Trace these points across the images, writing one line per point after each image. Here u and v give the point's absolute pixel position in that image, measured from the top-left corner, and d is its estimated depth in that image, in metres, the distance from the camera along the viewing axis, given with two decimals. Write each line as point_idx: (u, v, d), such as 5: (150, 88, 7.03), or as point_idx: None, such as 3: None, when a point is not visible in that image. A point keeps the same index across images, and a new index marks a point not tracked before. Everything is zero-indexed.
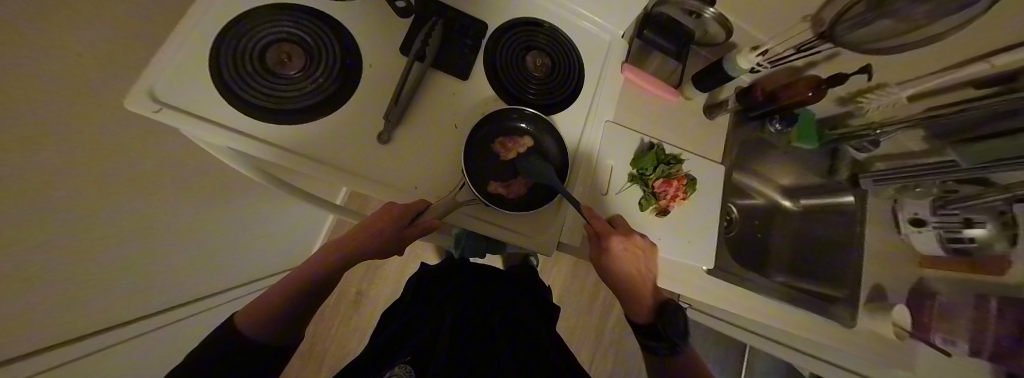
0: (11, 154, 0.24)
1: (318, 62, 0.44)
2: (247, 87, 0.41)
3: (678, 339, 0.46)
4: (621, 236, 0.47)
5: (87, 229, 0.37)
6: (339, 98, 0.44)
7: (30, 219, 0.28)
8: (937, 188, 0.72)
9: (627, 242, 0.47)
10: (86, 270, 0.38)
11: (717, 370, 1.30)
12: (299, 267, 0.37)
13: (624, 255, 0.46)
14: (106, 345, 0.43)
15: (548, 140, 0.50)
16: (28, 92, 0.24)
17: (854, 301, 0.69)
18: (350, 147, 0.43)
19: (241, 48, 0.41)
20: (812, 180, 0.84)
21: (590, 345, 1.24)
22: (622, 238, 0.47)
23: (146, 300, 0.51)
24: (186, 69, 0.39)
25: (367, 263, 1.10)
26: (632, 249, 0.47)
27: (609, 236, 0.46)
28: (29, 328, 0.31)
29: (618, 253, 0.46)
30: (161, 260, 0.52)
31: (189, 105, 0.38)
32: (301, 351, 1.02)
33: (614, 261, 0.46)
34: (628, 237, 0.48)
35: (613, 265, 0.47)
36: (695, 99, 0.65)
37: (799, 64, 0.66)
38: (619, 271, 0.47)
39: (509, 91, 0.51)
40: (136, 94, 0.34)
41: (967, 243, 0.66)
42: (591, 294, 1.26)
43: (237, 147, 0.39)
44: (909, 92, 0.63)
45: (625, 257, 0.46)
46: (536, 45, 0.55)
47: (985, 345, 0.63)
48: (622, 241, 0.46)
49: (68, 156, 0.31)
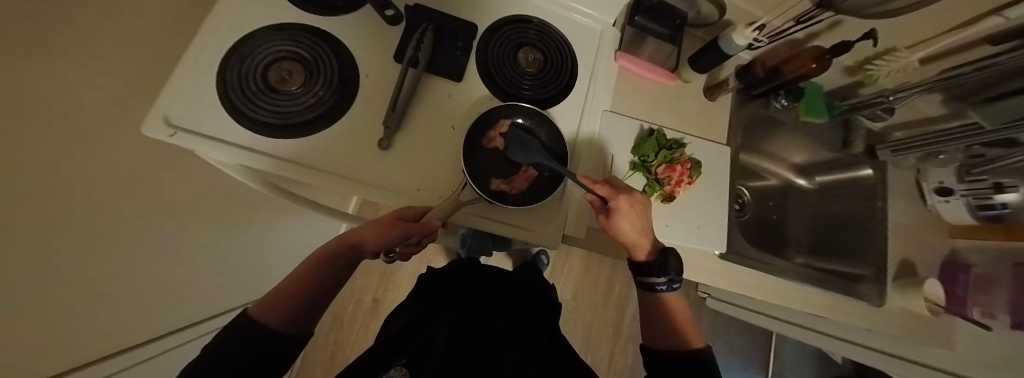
0: (23, 186, 0.26)
1: (316, 76, 0.46)
2: (251, 104, 0.43)
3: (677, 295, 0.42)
4: (627, 195, 0.42)
5: (109, 251, 0.39)
6: (339, 108, 0.46)
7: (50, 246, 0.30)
8: (962, 154, 0.68)
9: (634, 200, 0.42)
10: (109, 292, 0.40)
11: (742, 361, 1.26)
12: (305, 267, 0.36)
13: (630, 214, 0.42)
14: (142, 359, 0.46)
15: (544, 133, 0.50)
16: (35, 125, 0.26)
17: (881, 278, 0.67)
18: (351, 155, 0.45)
19: (244, 68, 0.44)
20: (827, 155, 0.81)
21: (608, 340, 1.22)
22: (627, 196, 0.42)
23: (174, 316, 0.54)
24: (193, 94, 0.41)
25: (381, 270, 1.12)
26: (638, 208, 0.42)
27: (615, 195, 0.41)
28: (61, 348, 0.33)
29: (622, 212, 0.41)
30: (179, 278, 0.54)
31: (199, 125, 0.40)
32: (324, 359, 1.05)
33: (618, 221, 0.41)
34: (634, 194, 0.43)
35: (617, 226, 0.42)
36: (693, 82, 0.64)
37: (800, 36, 0.64)
38: (623, 232, 0.42)
39: (503, 89, 0.52)
40: (151, 120, 0.37)
41: (998, 210, 0.63)
42: (606, 288, 1.25)
43: (247, 163, 0.41)
44: (921, 55, 0.60)
45: (630, 213, 0.42)
46: (527, 41, 0.56)
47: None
48: (628, 201, 0.41)
49: (81, 183, 0.33)
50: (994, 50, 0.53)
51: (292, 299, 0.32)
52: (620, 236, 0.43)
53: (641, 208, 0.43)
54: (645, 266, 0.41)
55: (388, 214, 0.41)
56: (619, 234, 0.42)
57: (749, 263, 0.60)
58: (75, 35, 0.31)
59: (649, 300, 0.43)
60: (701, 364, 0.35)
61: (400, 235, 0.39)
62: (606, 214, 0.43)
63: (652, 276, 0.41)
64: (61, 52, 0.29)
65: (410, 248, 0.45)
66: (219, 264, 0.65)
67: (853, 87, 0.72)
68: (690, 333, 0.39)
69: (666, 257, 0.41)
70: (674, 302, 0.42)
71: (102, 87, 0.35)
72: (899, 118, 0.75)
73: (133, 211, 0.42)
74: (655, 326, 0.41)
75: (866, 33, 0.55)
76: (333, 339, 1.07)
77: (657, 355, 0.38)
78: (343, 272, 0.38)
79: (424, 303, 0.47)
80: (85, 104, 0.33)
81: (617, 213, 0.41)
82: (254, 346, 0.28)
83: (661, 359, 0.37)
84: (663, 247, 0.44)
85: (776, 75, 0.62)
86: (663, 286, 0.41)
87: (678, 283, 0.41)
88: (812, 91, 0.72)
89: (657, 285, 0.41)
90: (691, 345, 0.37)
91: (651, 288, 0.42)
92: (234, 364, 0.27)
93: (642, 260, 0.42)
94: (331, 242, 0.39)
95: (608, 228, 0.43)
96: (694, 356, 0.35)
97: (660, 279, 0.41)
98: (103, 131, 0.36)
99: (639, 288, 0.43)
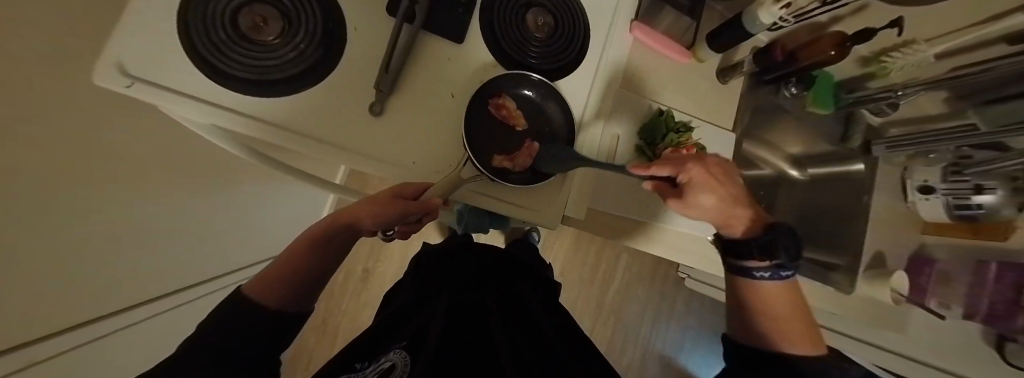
0: (18, 141, 0.23)
1: (297, 25, 0.40)
2: (220, 56, 0.37)
3: (788, 286, 0.29)
4: (696, 160, 0.32)
5: (94, 212, 0.37)
6: (325, 66, 0.41)
7: (40, 206, 0.28)
8: (951, 155, 0.70)
9: (705, 162, 0.32)
10: (96, 254, 0.38)
11: (712, 336, 1.36)
12: (297, 243, 0.33)
13: (711, 186, 0.31)
14: (108, 332, 0.41)
15: (553, 108, 0.47)
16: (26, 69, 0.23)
17: (855, 267, 0.73)
18: (341, 120, 0.41)
19: (210, 9, 0.37)
20: (823, 148, 0.82)
21: (592, 314, 1.28)
22: (698, 164, 0.31)
23: (152, 282, 0.51)
24: (155, 40, 0.35)
25: (371, 242, 1.10)
26: (715, 174, 0.32)
27: (681, 165, 0.31)
28: (48, 312, 0.31)
29: (698, 185, 0.31)
30: (160, 243, 0.51)
31: (164, 79, 0.35)
32: (315, 324, 1.06)
33: (698, 200, 0.31)
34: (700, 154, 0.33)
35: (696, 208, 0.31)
36: (707, 62, 0.61)
37: (823, 19, 0.61)
38: (710, 211, 0.32)
39: (509, 56, 0.48)
40: (104, 68, 0.32)
41: (974, 210, 0.64)
42: (594, 267, 1.29)
43: (224, 123, 0.37)
44: (940, 49, 0.58)
45: (710, 186, 0.31)
46: (538, 2, 0.50)
47: (979, 309, 0.61)
48: (700, 167, 0.31)
49: (69, 140, 0.30)
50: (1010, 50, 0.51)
51: (293, 276, 0.31)
52: (705, 217, 0.32)
53: (720, 175, 0.32)
54: (741, 243, 0.30)
55: (387, 191, 0.37)
56: (704, 214, 0.32)
57: None
58: None
59: (736, 289, 0.31)
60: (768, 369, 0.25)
61: (397, 214, 0.35)
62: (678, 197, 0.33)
63: (753, 259, 0.29)
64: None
65: (410, 226, 0.43)
66: (206, 231, 0.63)
67: (863, 79, 0.70)
68: (796, 336, 0.27)
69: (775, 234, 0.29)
70: (781, 297, 0.29)
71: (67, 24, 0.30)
72: (900, 115, 0.75)
73: (118, 170, 0.39)
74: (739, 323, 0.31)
75: (893, 22, 0.52)
76: (323, 306, 1.07)
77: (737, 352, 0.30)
78: (337, 248, 0.36)
79: (421, 283, 0.46)
80: (61, 48, 0.29)
81: (693, 189, 0.31)
82: (254, 326, 0.27)
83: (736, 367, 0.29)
84: (774, 222, 0.31)
85: (791, 61, 0.59)
86: (767, 273, 0.28)
87: (791, 267, 0.28)
88: (823, 80, 0.69)
89: (756, 272, 0.29)
90: (786, 350, 0.26)
91: (747, 275, 0.30)
92: (240, 343, 0.26)
93: (736, 235, 0.32)
94: (326, 219, 0.36)
95: (684, 212, 0.33)
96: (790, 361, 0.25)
97: (761, 264, 0.29)
98: (78, 75, 0.31)
99: (731, 274, 0.32)
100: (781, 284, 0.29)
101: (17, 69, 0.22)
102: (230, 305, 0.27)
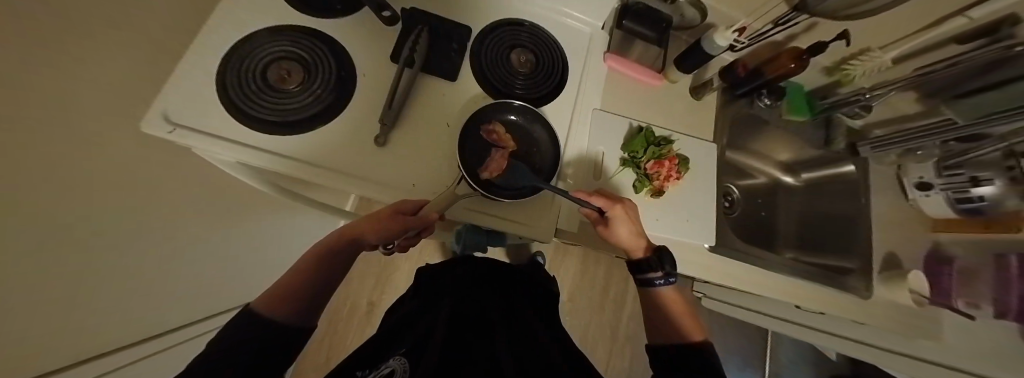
0: (35, 161, 0.27)
1: (315, 75, 0.47)
2: (248, 102, 0.43)
3: (673, 290, 0.45)
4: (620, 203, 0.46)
5: (122, 245, 0.41)
6: (337, 106, 0.47)
7: (61, 221, 0.31)
8: (938, 150, 0.70)
9: (625, 204, 0.46)
10: (117, 286, 0.41)
11: (739, 359, 1.26)
12: (304, 258, 0.37)
13: (626, 220, 0.45)
14: (144, 357, 0.46)
15: (537, 129, 0.52)
16: (36, 109, 0.26)
17: (866, 270, 0.68)
18: (347, 151, 0.46)
19: (246, 66, 0.45)
20: (812, 152, 0.82)
21: (605, 340, 1.22)
22: (620, 206, 0.45)
23: (170, 314, 0.53)
24: (194, 93, 0.42)
25: (377, 273, 1.12)
26: (630, 212, 0.46)
27: (609, 204, 0.45)
28: (64, 340, 0.33)
29: (618, 219, 0.45)
30: (175, 278, 0.53)
31: (199, 122, 0.41)
32: (319, 364, 1.03)
33: (617, 230, 0.45)
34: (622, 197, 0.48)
35: (615, 234, 0.45)
36: (680, 82, 0.67)
37: (779, 39, 0.67)
38: (626, 239, 0.45)
39: (496, 88, 0.54)
40: (152, 117, 0.38)
41: (977, 202, 0.63)
42: (603, 288, 1.25)
43: (233, 157, 0.41)
44: (894, 53, 0.63)
45: (626, 220, 0.45)
46: (522, 42, 0.58)
47: (1010, 307, 0.59)
48: (622, 208, 0.45)
49: (95, 179, 0.35)
50: (962, 49, 0.56)
51: (297, 291, 0.34)
52: (621, 242, 0.46)
53: (632, 214, 0.46)
54: (644, 263, 0.45)
55: (387, 208, 0.41)
56: (622, 240, 0.45)
57: (740, 255, 0.61)
58: (93, 37, 0.32)
59: (650, 299, 0.46)
60: (688, 361, 0.38)
61: (398, 228, 0.39)
62: (606, 226, 0.46)
63: (651, 271, 0.44)
64: (81, 33, 0.31)
65: (409, 240, 0.46)
66: (221, 261, 0.65)
67: (833, 86, 0.74)
68: (690, 329, 0.42)
69: (662, 254, 0.45)
70: (671, 297, 0.45)
71: (115, 70, 0.36)
72: (878, 116, 0.77)
73: (147, 207, 0.44)
74: (659, 326, 0.44)
75: (840, 34, 0.58)
76: (328, 343, 1.05)
77: (657, 351, 0.42)
78: (342, 263, 0.39)
79: (424, 293, 0.49)
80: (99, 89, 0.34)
81: (615, 221, 0.45)
82: (256, 340, 0.29)
83: (668, 363, 0.40)
84: (660, 246, 0.47)
85: (758, 74, 0.64)
86: (661, 280, 0.44)
87: (674, 275, 0.44)
88: (794, 90, 0.75)
89: (654, 280, 0.44)
90: (689, 342, 0.40)
91: (650, 284, 0.45)
92: (248, 355, 0.28)
93: (640, 256, 0.45)
94: (333, 235, 0.39)
95: (611, 239, 0.46)
96: (696, 349, 0.39)
97: (657, 273, 0.44)
98: (112, 121, 0.37)
99: (640, 284, 0.46)
100: (669, 289, 0.45)
101: (30, 102, 0.26)
102: (241, 320, 0.30)
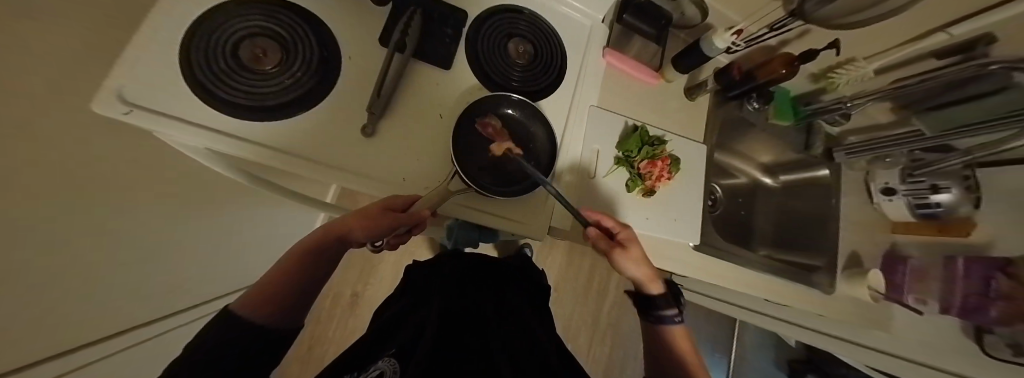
0: (19, 144, 0.24)
1: (295, 56, 0.43)
2: (218, 83, 0.39)
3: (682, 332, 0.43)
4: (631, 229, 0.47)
5: (103, 237, 0.38)
6: (321, 92, 0.44)
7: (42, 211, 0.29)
8: (905, 159, 0.75)
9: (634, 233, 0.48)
10: (96, 279, 0.39)
11: (709, 346, 1.35)
12: (285, 257, 0.34)
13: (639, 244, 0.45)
14: (115, 351, 0.43)
15: (535, 125, 0.51)
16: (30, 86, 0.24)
17: (832, 268, 0.74)
18: (332, 140, 0.43)
19: (214, 42, 0.40)
20: (790, 156, 0.85)
21: (587, 330, 1.26)
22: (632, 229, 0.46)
23: (150, 304, 0.51)
24: (155, 69, 0.37)
25: (361, 264, 1.09)
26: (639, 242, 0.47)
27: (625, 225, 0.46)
28: (45, 333, 0.31)
29: (633, 242, 0.44)
30: (158, 267, 0.50)
31: (158, 103, 0.36)
32: (300, 356, 1.01)
33: (633, 250, 0.44)
34: None
35: (632, 255, 0.43)
36: (675, 81, 0.67)
37: (773, 43, 0.68)
38: (640, 263, 0.44)
39: (493, 79, 0.52)
40: (102, 95, 0.32)
41: (934, 208, 0.70)
42: (587, 280, 1.29)
43: (201, 143, 0.37)
44: (878, 64, 0.67)
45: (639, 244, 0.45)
46: (519, 31, 0.56)
47: (953, 302, 0.66)
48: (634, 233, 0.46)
49: (79, 163, 0.32)
50: (938, 64, 0.61)
51: (278, 291, 0.31)
52: (636, 268, 0.43)
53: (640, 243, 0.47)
54: (661, 295, 0.42)
55: (377, 205, 0.39)
56: (637, 265, 0.43)
57: (722, 254, 0.64)
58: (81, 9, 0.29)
59: (659, 336, 0.42)
60: None
61: (389, 225, 0.37)
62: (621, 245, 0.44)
63: (667, 306, 0.42)
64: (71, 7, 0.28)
65: (400, 238, 0.45)
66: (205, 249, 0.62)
67: (817, 93, 0.76)
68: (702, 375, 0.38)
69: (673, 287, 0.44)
70: (681, 336, 0.42)
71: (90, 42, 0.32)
72: (856, 123, 0.81)
73: (132, 193, 0.41)
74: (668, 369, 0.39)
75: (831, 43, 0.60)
76: (310, 334, 1.03)
77: None
78: (328, 261, 0.36)
79: (416, 291, 0.48)
80: (72, 65, 0.30)
81: (631, 242, 0.44)
82: (236, 343, 0.27)
83: None
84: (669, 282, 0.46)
85: (751, 78, 0.64)
86: (675, 316, 0.41)
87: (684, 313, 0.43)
88: (781, 95, 0.77)
89: (670, 314, 0.41)
90: None
91: (663, 320, 0.42)
92: (231, 355, 0.27)
93: (656, 289, 0.43)
94: (317, 232, 0.37)
95: (626, 260, 0.43)
96: None
97: (672, 309, 0.42)
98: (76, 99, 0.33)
99: (651, 322, 0.42)
100: (678, 330, 0.42)
101: (18, 78, 0.23)
102: (218, 321, 0.28)
